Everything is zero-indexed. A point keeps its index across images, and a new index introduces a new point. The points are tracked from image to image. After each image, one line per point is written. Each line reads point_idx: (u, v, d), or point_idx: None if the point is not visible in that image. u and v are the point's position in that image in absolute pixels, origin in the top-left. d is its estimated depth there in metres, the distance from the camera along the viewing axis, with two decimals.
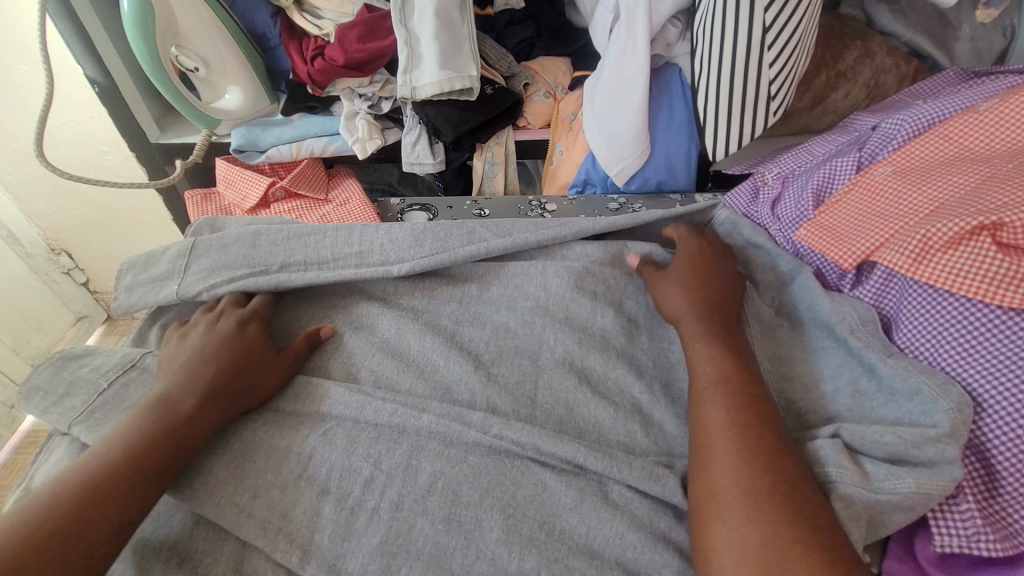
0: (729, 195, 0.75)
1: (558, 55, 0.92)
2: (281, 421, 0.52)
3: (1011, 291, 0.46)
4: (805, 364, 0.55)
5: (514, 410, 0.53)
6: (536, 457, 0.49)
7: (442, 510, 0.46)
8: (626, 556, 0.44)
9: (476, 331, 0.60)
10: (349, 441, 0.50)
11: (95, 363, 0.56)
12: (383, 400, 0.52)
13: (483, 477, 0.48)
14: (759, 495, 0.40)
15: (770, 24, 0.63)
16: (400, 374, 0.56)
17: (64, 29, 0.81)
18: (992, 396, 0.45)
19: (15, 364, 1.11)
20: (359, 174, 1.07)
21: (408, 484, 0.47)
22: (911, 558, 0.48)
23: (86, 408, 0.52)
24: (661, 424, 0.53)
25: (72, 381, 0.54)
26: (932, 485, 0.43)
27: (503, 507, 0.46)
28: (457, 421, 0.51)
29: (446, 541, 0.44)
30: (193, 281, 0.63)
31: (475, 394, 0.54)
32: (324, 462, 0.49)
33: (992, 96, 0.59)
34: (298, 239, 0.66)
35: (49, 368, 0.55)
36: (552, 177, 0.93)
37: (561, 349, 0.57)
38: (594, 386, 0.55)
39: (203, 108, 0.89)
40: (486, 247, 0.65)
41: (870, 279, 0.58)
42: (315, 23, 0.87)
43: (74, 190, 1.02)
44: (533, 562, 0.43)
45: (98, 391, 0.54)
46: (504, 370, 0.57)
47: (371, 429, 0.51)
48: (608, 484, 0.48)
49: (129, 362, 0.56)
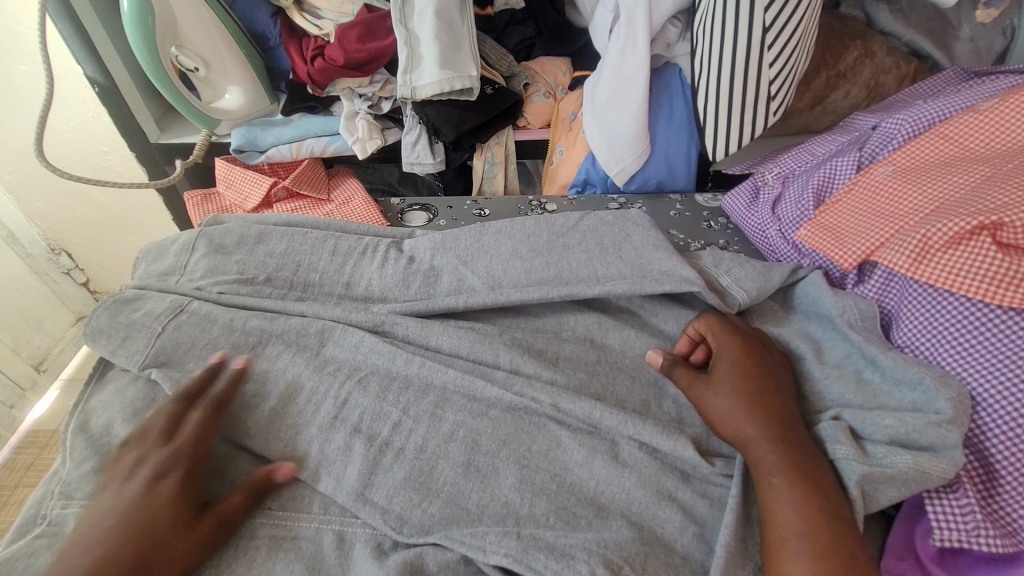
0: (730, 197, 0.78)
1: (558, 56, 0.93)
2: (321, 366, 0.53)
3: (1012, 291, 0.46)
4: (813, 342, 0.55)
5: (538, 371, 0.53)
6: (553, 416, 0.50)
7: (463, 455, 0.47)
8: (631, 511, 0.44)
9: (496, 314, 0.61)
10: (381, 390, 0.52)
11: (148, 307, 0.58)
12: (412, 354, 0.54)
13: (501, 430, 0.49)
14: (820, 538, 0.39)
15: (770, 24, 0.64)
16: (427, 330, 0.56)
17: (64, 28, 0.81)
18: (991, 396, 0.45)
19: (16, 365, 1.10)
20: (359, 174, 1.06)
21: (432, 430, 0.49)
22: (909, 554, 0.46)
23: (150, 349, 0.54)
24: (674, 398, 0.53)
25: (129, 326, 0.56)
26: (930, 464, 0.42)
27: (519, 457, 0.47)
28: (481, 377, 0.52)
29: (464, 483, 0.46)
30: (186, 281, 0.63)
31: (499, 354, 0.54)
32: (358, 405, 0.50)
33: (992, 95, 0.59)
34: (291, 257, 0.64)
35: (105, 311, 0.57)
36: (552, 177, 0.93)
37: (582, 328, 0.59)
38: (612, 362, 0.56)
39: (203, 108, 0.88)
40: (484, 243, 0.64)
41: (871, 278, 0.58)
42: (315, 23, 0.87)
43: (75, 191, 1.02)
44: (543, 507, 0.44)
45: (155, 334, 0.55)
46: (525, 336, 0.57)
47: (404, 381, 0.53)
48: (620, 443, 0.48)
49: (177, 307, 0.57)
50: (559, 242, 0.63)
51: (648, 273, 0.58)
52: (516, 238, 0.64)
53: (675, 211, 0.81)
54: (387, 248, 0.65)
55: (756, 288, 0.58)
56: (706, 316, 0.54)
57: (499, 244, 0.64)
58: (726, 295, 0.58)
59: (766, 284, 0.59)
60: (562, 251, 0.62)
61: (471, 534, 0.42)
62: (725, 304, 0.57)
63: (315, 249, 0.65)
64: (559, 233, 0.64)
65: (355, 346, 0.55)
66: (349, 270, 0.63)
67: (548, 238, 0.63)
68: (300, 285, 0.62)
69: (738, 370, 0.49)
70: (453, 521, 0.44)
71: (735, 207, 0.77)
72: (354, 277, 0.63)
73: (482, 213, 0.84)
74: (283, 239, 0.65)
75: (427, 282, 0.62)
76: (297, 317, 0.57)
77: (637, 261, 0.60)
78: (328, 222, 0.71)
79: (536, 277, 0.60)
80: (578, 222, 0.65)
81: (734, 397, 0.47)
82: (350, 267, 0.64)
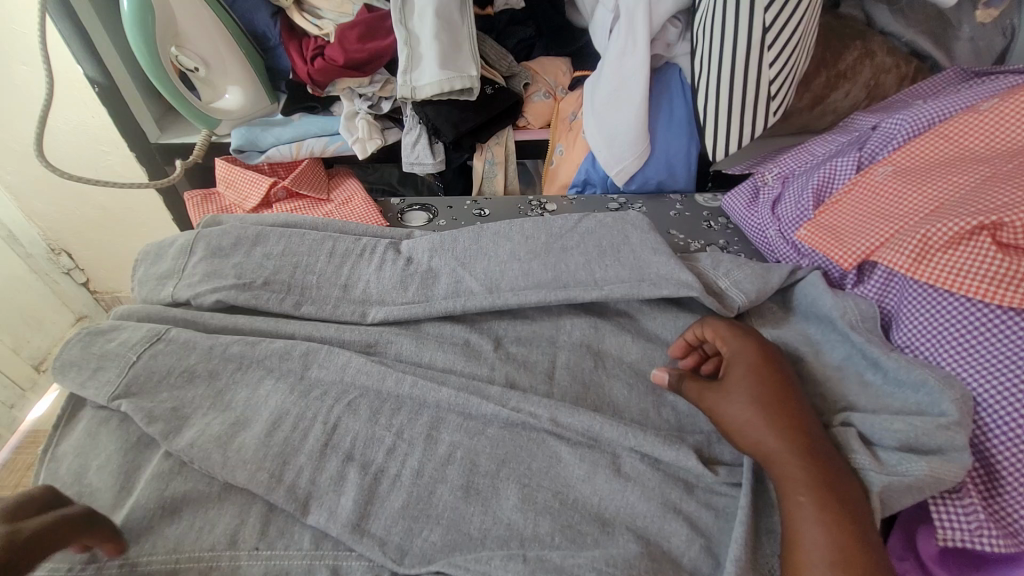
0: (730, 196, 0.78)
1: (558, 56, 0.93)
2: (307, 392, 0.53)
3: (1011, 291, 0.46)
4: (814, 348, 0.55)
5: (535, 386, 0.54)
6: (551, 430, 0.50)
7: (462, 478, 0.47)
8: (637, 524, 0.45)
9: (492, 318, 0.61)
10: (373, 412, 0.52)
11: (123, 336, 0.57)
12: (403, 372, 0.54)
13: (500, 448, 0.49)
14: (853, 566, 0.38)
15: (770, 24, 0.64)
16: (421, 345, 0.58)
17: (64, 28, 0.81)
18: (992, 396, 0.45)
19: (16, 365, 1.10)
20: (359, 174, 1.05)
21: (429, 452, 0.49)
22: (911, 554, 0.47)
23: (120, 380, 0.53)
24: (673, 405, 0.53)
25: (103, 356, 0.55)
26: (943, 469, 0.42)
27: (519, 477, 0.47)
28: (476, 395, 0.52)
29: (465, 508, 0.46)
30: (188, 284, 0.63)
31: (494, 370, 0.56)
32: (348, 431, 0.50)
33: (992, 95, 0.59)
34: (289, 258, 0.64)
35: (79, 344, 0.56)
36: (552, 177, 0.93)
37: (579, 333, 0.59)
38: (609, 369, 0.56)
39: (203, 108, 0.88)
40: (483, 245, 0.64)
41: (871, 278, 0.58)
42: (315, 23, 0.87)
43: (75, 191, 1.02)
44: (547, 526, 0.44)
45: (128, 363, 0.54)
46: (520, 349, 0.58)
47: (395, 400, 0.53)
48: (621, 455, 0.48)
49: (155, 334, 0.57)
50: (558, 243, 0.63)
51: (646, 277, 0.58)
52: (515, 241, 0.64)
53: (675, 211, 0.81)
54: (384, 250, 0.65)
55: (757, 290, 0.58)
56: (713, 323, 0.53)
57: (499, 246, 0.64)
58: (725, 297, 0.58)
59: (767, 283, 0.59)
60: (561, 253, 0.62)
61: (475, 559, 0.42)
62: (725, 306, 0.57)
63: (315, 250, 0.65)
64: (558, 235, 0.64)
65: (341, 367, 0.55)
66: (347, 272, 0.63)
67: (547, 239, 0.63)
68: (298, 289, 0.62)
69: (752, 379, 0.48)
70: (455, 547, 0.44)
71: (735, 207, 0.77)
72: (352, 279, 0.63)
73: (482, 213, 0.84)
74: (282, 239, 0.65)
75: (425, 283, 0.62)
76: (278, 342, 0.57)
77: (636, 264, 0.60)
78: (325, 222, 0.71)
79: (535, 280, 0.60)
80: (578, 223, 0.65)
81: (751, 409, 0.46)
82: (347, 269, 0.64)
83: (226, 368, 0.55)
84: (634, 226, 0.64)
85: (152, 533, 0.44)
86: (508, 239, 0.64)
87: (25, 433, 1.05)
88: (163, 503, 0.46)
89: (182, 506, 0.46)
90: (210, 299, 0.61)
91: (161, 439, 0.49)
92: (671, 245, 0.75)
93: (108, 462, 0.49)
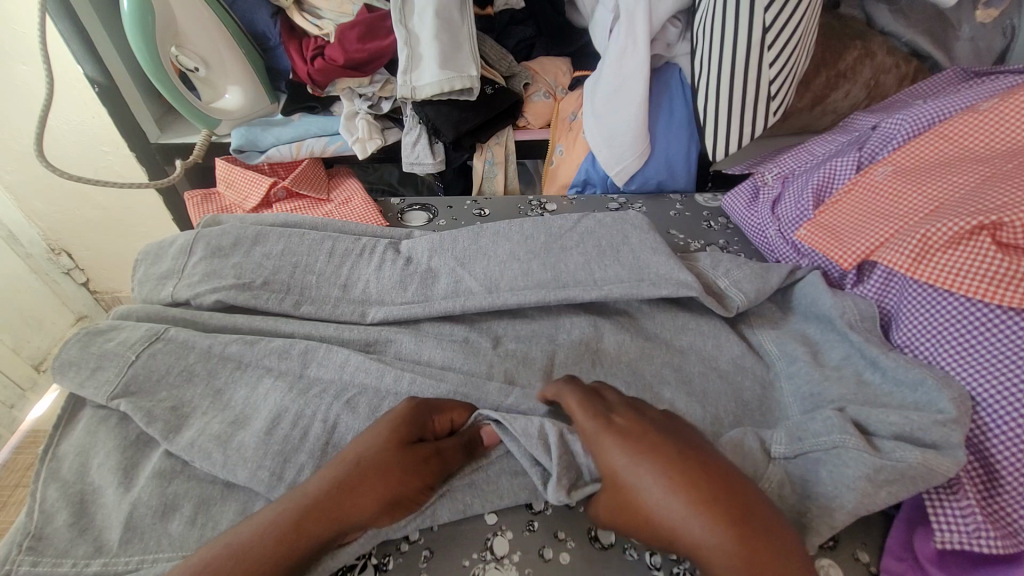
0: (730, 196, 0.78)
1: (558, 56, 0.93)
2: (305, 390, 0.53)
3: (1011, 290, 0.46)
4: (812, 347, 0.55)
5: (533, 384, 0.54)
6: None
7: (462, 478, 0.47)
8: None
9: (491, 317, 0.61)
10: (371, 410, 0.51)
11: (122, 336, 0.57)
12: (402, 369, 0.54)
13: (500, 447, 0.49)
14: None
15: (770, 24, 0.64)
16: (420, 344, 0.58)
17: (64, 28, 0.81)
18: (992, 396, 0.45)
19: (16, 365, 1.10)
20: (359, 174, 1.06)
21: None
22: (909, 555, 0.46)
23: (119, 379, 0.53)
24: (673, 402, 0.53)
25: (102, 355, 0.55)
26: (939, 464, 0.42)
27: (518, 476, 0.47)
28: (474, 392, 0.52)
29: (464, 506, 0.46)
30: (187, 284, 0.63)
31: (492, 367, 0.56)
32: (348, 429, 0.50)
33: (992, 96, 0.58)
34: (288, 257, 0.64)
35: (77, 343, 0.56)
36: (552, 177, 0.93)
37: (577, 332, 0.59)
38: (607, 367, 0.56)
39: (203, 108, 0.89)
40: (483, 245, 0.64)
41: (871, 278, 0.58)
42: (315, 23, 0.87)
43: (75, 192, 1.02)
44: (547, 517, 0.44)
45: (127, 363, 0.55)
46: (519, 346, 0.58)
47: (393, 398, 0.52)
48: None
49: (153, 334, 0.57)
50: (557, 243, 0.63)
51: (645, 277, 0.58)
52: (514, 240, 0.64)
53: (675, 211, 0.81)
54: (384, 249, 0.66)
55: (756, 290, 0.59)
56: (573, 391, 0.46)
57: (498, 245, 0.64)
58: (725, 297, 0.59)
59: (767, 283, 0.59)
60: (560, 253, 0.62)
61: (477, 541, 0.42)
62: (725, 307, 0.57)
63: (315, 250, 0.65)
64: (557, 235, 0.64)
65: (339, 366, 0.55)
66: (346, 272, 0.64)
67: (546, 239, 0.63)
68: (297, 288, 0.62)
69: (625, 462, 0.39)
70: None
71: (735, 207, 0.77)
72: (351, 278, 0.63)
73: (482, 213, 0.84)
74: (281, 239, 0.65)
75: (424, 283, 0.62)
76: (277, 341, 0.57)
77: (635, 263, 0.60)
78: (325, 221, 0.71)
79: (535, 280, 0.60)
80: (577, 223, 0.65)
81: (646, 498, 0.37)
82: (346, 268, 0.64)
83: (226, 366, 0.56)
84: (633, 225, 0.64)
85: (155, 530, 0.44)
86: (508, 238, 0.65)
87: (24, 434, 1.07)
88: (166, 498, 0.46)
89: (185, 500, 0.46)
90: (210, 299, 0.61)
91: (161, 438, 0.49)
92: (671, 245, 0.75)
93: (108, 459, 0.49)
